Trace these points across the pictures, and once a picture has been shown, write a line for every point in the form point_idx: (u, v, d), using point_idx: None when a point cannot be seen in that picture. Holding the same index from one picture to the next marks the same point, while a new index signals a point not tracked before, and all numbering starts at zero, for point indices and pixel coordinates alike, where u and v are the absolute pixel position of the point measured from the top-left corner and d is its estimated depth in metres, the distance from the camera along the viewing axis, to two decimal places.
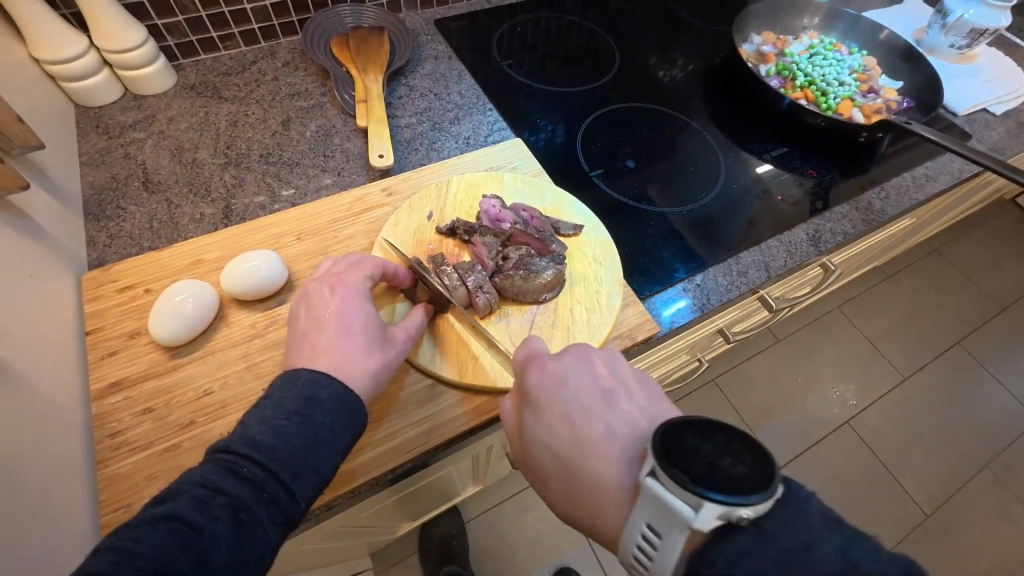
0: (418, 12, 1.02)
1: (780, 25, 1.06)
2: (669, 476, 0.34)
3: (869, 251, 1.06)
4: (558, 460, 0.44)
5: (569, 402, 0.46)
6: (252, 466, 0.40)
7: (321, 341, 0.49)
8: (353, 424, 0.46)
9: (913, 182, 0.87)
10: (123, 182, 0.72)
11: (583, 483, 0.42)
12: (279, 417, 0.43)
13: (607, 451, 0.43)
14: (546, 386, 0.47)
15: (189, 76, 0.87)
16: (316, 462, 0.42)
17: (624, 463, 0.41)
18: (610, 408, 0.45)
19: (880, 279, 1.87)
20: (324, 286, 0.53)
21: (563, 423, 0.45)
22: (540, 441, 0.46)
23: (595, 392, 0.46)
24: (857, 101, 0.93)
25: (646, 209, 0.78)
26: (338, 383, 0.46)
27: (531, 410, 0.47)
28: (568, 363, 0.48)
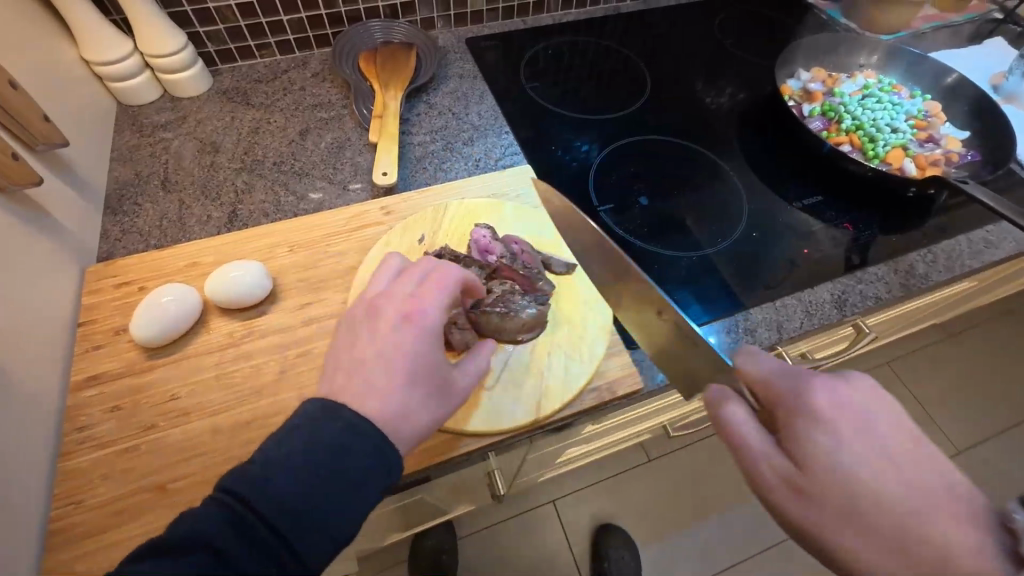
0: (451, 29, 1.03)
1: (832, 62, 0.98)
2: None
3: (915, 313, 0.96)
4: (865, 508, 0.33)
5: (875, 436, 0.35)
6: (262, 524, 0.36)
7: (377, 378, 0.44)
8: (385, 482, 0.41)
9: (969, 248, 0.77)
10: (143, 180, 0.75)
11: (930, 554, 0.31)
12: (303, 467, 0.38)
13: (936, 506, 0.32)
14: (845, 410, 0.36)
15: (224, 80, 0.90)
16: (329, 526, 0.38)
17: (979, 529, 0.31)
18: (909, 450, 0.35)
19: (937, 338, 1.70)
20: (398, 314, 0.47)
21: (864, 462, 0.34)
22: (822, 475, 0.35)
23: (905, 429, 0.36)
24: (911, 150, 0.84)
25: (656, 250, 0.73)
26: (381, 434, 0.41)
27: (818, 432, 0.36)
28: (852, 388, 0.37)
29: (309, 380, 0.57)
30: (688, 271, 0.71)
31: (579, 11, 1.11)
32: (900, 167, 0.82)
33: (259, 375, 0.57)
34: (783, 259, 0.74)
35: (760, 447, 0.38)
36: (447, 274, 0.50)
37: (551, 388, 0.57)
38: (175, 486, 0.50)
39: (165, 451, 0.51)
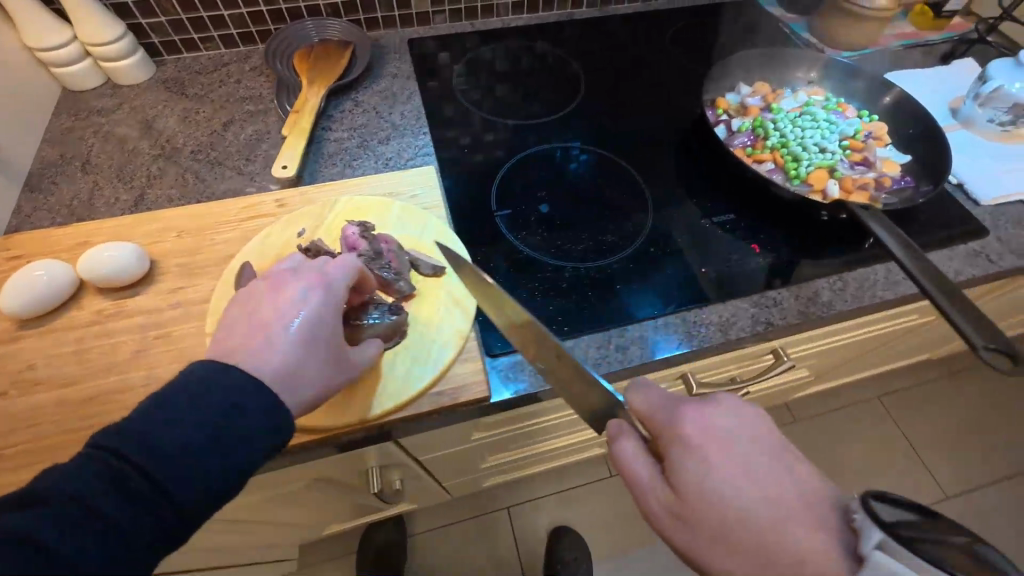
0: (397, 30, 1.03)
1: (775, 78, 0.95)
2: (903, 545, 0.32)
3: (844, 345, 0.92)
4: (729, 523, 0.37)
5: (743, 457, 0.40)
6: (141, 479, 0.37)
7: (273, 341, 0.45)
8: (275, 441, 0.42)
9: (885, 279, 0.72)
10: (66, 161, 0.79)
11: (782, 561, 0.35)
12: (190, 423, 0.39)
13: (809, 519, 0.37)
14: (708, 433, 0.41)
15: (166, 70, 0.94)
16: (215, 483, 0.39)
17: (837, 531, 0.36)
18: (792, 468, 0.40)
19: (919, 378, 1.60)
20: (300, 282, 0.49)
21: (747, 480, 0.39)
22: (704, 496, 0.39)
23: (765, 447, 0.41)
24: (839, 172, 0.80)
25: (543, 260, 0.72)
26: (273, 397, 0.43)
27: (683, 451, 0.41)
28: (728, 411, 0.43)
29: (160, 361, 0.58)
30: (569, 283, 0.70)
31: (530, 16, 1.09)
32: (823, 188, 0.77)
33: (115, 352, 0.59)
34: (675, 277, 0.71)
35: (638, 471, 0.42)
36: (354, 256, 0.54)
37: (389, 388, 0.57)
38: (8, 452, 0.53)
39: (9, 417, 0.55)
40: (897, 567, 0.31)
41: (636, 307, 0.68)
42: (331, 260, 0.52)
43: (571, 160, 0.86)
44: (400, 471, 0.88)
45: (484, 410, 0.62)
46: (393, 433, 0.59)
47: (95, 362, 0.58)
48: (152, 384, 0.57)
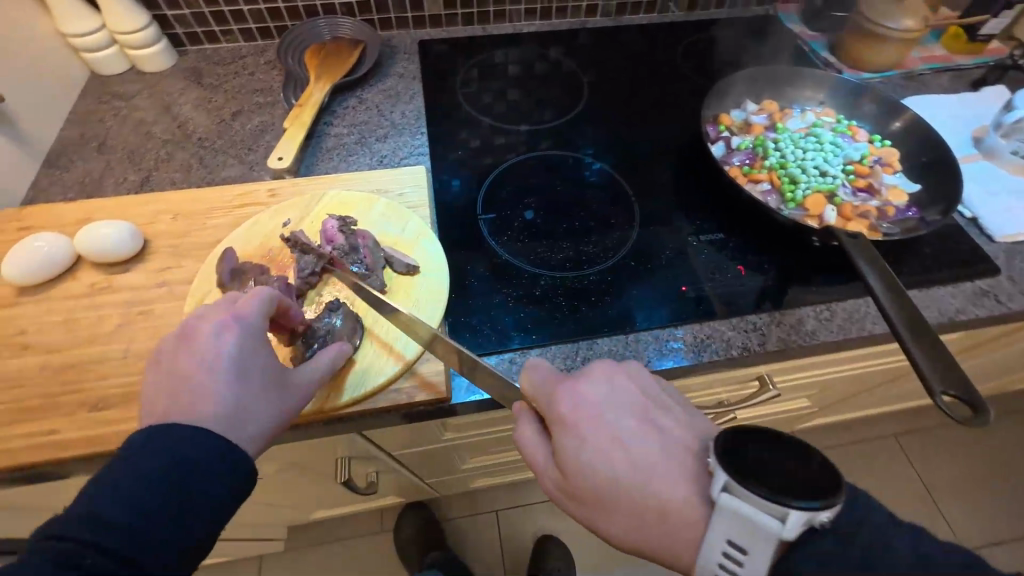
0: (409, 31, 1.05)
1: (783, 98, 0.93)
2: (744, 488, 0.38)
3: (842, 379, 0.87)
4: (609, 489, 0.45)
5: (614, 427, 0.47)
6: (99, 556, 0.38)
7: (203, 390, 0.46)
8: (236, 483, 0.44)
9: (876, 313, 0.69)
10: (84, 141, 0.84)
11: (647, 506, 0.44)
12: (139, 490, 0.41)
13: (667, 470, 0.44)
14: (581, 410, 0.48)
15: (188, 60, 0.98)
16: (183, 534, 0.42)
17: (691, 476, 0.44)
18: (657, 423, 0.48)
19: (938, 423, 1.50)
20: (213, 325, 0.49)
21: (616, 450, 0.46)
22: (586, 468, 0.46)
23: (634, 411, 0.48)
24: (839, 197, 0.77)
25: (520, 266, 0.72)
26: (221, 438, 0.44)
27: (564, 430, 0.47)
28: (598, 386, 0.49)
29: (139, 336, 0.62)
30: (543, 292, 0.69)
31: (543, 22, 1.09)
32: (819, 214, 0.75)
33: (100, 325, 0.63)
34: (652, 294, 0.70)
35: (537, 451, 0.50)
36: (263, 287, 0.54)
37: (349, 380, 0.60)
38: None
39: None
40: (736, 505, 0.38)
41: (608, 321, 0.67)
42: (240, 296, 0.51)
43: (585, 168, 0.86)
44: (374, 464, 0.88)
45: (442, 410, 0.63)
46: (351, 423, 0.61)
47: (81, 332, 0.62)
48: (128, 357, 0.60)
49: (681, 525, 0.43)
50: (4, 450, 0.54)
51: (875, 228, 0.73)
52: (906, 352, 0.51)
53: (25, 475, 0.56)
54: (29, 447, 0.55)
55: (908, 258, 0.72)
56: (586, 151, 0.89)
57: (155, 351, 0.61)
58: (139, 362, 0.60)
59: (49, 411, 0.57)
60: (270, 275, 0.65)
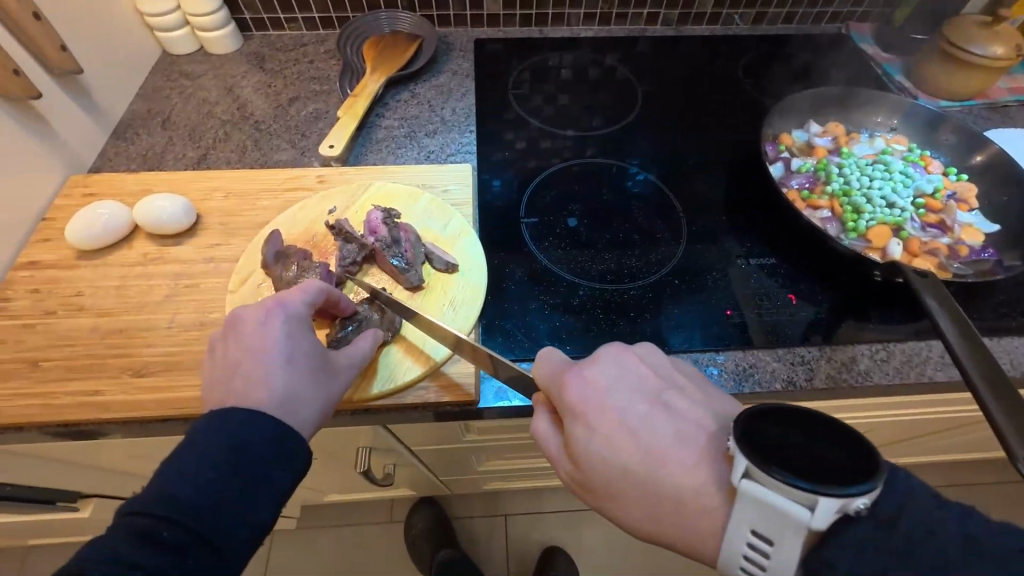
0: (466, 29, 1.06)
1: (851, 121, 0.88)
2: (768, 475, 0.34)
3: (889, 423, 0.81)
4: (622, 478, 0.44)
5: (624, 414, 0.45)
6: (173, 529, 0.38)
7: (256, 376, 0.47)
8: (294, 465, 0.45)
9: (939, 359, 0.64)
10: (150, 116, 0.88)
11: (663, 494, 0.42)
12: (204, 470, 0.41)
13: (681, 455, 0.43)
14: (591, 397, 0.46)
15: (252, 44, 1.01)
16: (247, 518, 0.41)
17: (708, 460, 0.42)
18: (669, 407, 0.46)
19: (985, 480, 1.40)
20: (260, 314, 0.50)
21: (627, 437, 0.44)
22: (597, 458, 0.45)
23: (645, 396, 0.46)
24: (906, 231, 0.72)
25: (559, 274, 0.70)
26: (275, 421, 0.45)
27: (575, 420, 0.46)
28: (607, 371, 0.47)
29: (184, 308, 0.64)
30: (580, 302, 0.68)
31: (601, 28, 1.08)
32: (883, 246, 0.70)
33: (149, 293, 0.65)
34: (694, 315, 0.67)
35: (550, 439, 0.49)
36: (310, 281, 0.55)
37: (381, 373, 0.59)
38: (45, 365, 0.59)
39: (52, 334, 0.61)
40: (760, 492, 0.35)
41: (645, 338, 0.65)
42: (287, 287, 0.53)
43: (627, 177, 0.84)
44: (392, 455, 0.88)
45: (468, 412, 0.62)
46: (377, 416, 0.61)
47: (132, 299, 0.64)
48: (172, 328, 0.62)
49: (700, 514, 0.41)
50: (52, 404, 0.57)
51: (944, 267, 0.68)
52: (979, 405, 0.46)
53: (68, 431, 0.58)
54: (74, 404, 0.57)
55: (977, 302, 0.67)
56: (634, 162, 0.87)
57: (198, 324, 0.62)
58: (181, 333, 0.62)
59: (96, 372, 0.59)
60: (312, 260, 0.65)
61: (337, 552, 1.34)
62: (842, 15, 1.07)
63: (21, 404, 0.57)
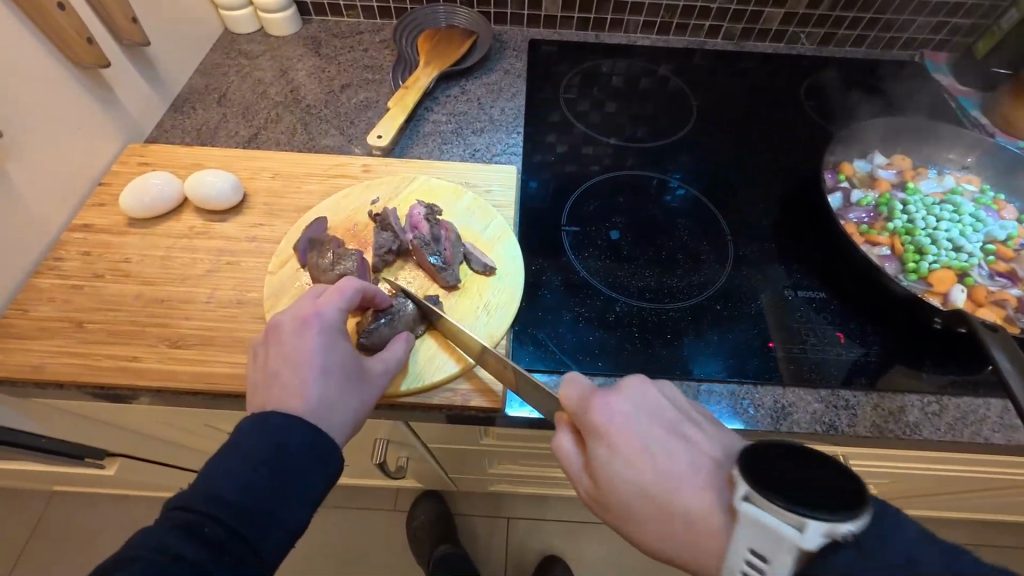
0: (522, 29, 1.04)
1: (919, 155, 0.84)
2: (768, 501, 0.33)
3: (927, 477, 0.77)
4: (638, 501, 0.42)
5: (645, 438, 0.43)
6: (215, 525, 0.39)
7: (293, 380, 0.48)
8: (327, 469, 0.45)
9: (996, 419, 0.60)
10: (207, 92, 0.90)
11: (677, 519, 0.40)
12: (246, 468, 0.42)
13: (695, 482, 0.41)
14: (615, 419, 0.44)
15: (310, 29, 1.02)
16: (283, 518, 0.42)
17: (715, 485, 0.41)
18: (687, 436, 0.44)
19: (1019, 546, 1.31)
20: (295, 321, 0.51)
21: (647, 462, 0.42)
22: (618, 480, 0.43)
23: (663, 422, 0.45)
24: (972, 277, 0.67)
25: (597, 286, 0.69)
26: (311, 427, 0.45)
27: (598, 443, 0.44)
28: (629, 394, 0.46)
29: (224, 284, 0.65)
30: (616, 318, 0.66)
31: (659, 37, 1.05)
32: (943, 292, 0.66)
33: (192, 266, 0.66)
34: (733, 343, 0.64)
35: (569, 455, 0.47)
36: (345, 282, 0.55)
37: (410, 370, 0.59)
38: (89, 326, 0.61)
39: (99, 297, 0.63)
40: (757, 515, 0.34)
41: (678, 361, 0.63)
42: (323, 294, 0.53)
43: (668, 192, 0.82)
44: (407, 450, 0.87)
45: (492, 419, 0.61)
46: (401, 412, 0.61)
47: (176, 271, 0.65)
48: (211, 303, 0.63)
49: (705, 537, 0.39)
50: (92, 366, 0.58)
51: (1011, 320, 0.63)
52: None
53: (104, 393, 0.59)
54: (112, 368, 0.58)
55: None
56: (674, 175, 0.84)
57: (235, 301, 0.63)
58: (219, 309, 0.62)
59: (135, 339, 0.60)
60: (346, 248, 0.65)
61: (340, 535, 1.35)
62: (917, 42, 1.02)
63: (64, 362, 0.58)
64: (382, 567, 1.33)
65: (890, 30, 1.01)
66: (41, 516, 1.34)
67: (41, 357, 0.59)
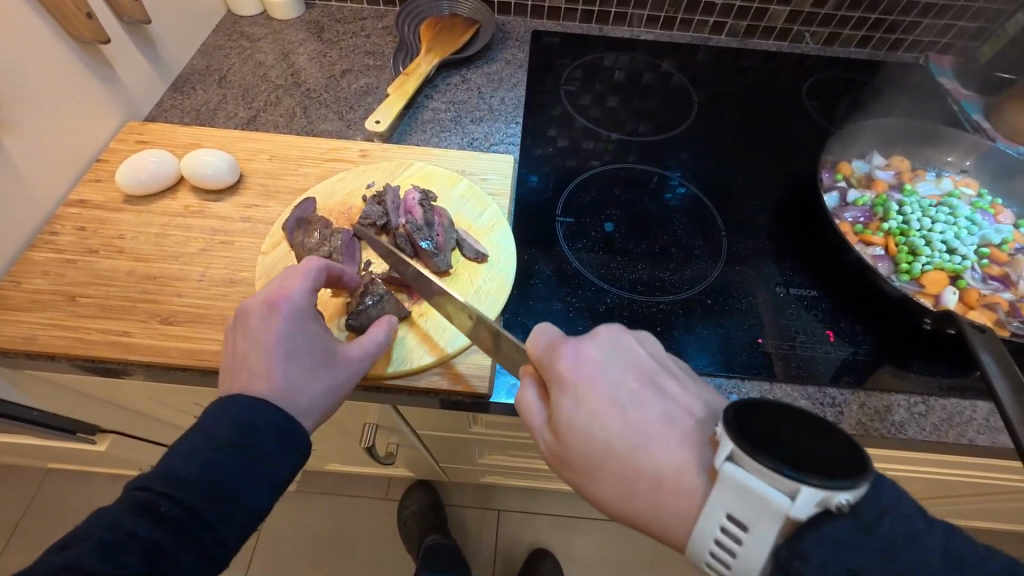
0: (526, 20, 1.04)
1: (918, 157, 0.84)
2: (752, 459, 0.32)
3: (916, 479, 0.77)
4: (604, 454, 0.42)
5: (614, 388, 0.43)
6: (172, 504, 0.39)
7: (259, 364, 0.48)
8: (293, 451, 0.46)
9: (982, 421, 0.60)
10: (208, 72, 0.90)
11: (644, 475, 0.40)
12: (208, 449, 0.42)
13: (668, 436, 0.41)
14: (581, 368, 0.44)
15: (312, 13, 1.02)
16: (244, 500, 0.42)
17: (689, 442, 0.40)
18: (663, 392, 0.44)
19: (1010, 554, 1.31)
20: (262, 305, 0.51)
21: (614, 413, 0.42)
22: (582, 429, 0.43)
23: (637, 374, 0.45)
24: (965, 280, 0.67)
25: (588, 278, 0.69)
26: (278, 410, 0.46)
27: (565, 394, 0.44)
28: (602, 345, 0.46)
29: (216, 263, 0.65)
30: (607, 310, 0.66)
31: (663, 32, 1.04)
32: (936, 294, 0.66)
33: (186, 245, 0.66)
34: (721, 338, 0.65)
35: (533, 410, 0.47)
36: (309, 262, 0.54)
37: (395, 355, 0.59)
38: (81, 301, 0.61)
39: (91, 273, 0.63)
40: (743, 477, 0.33)
41: (669, 354, 0.63)
42: (289, 274, 0.52)
43: (666, 188, 0.82)
44: (398, 436, 0.88)
45: (480, 405, 0.61)
46: (390, 395, 0.61)
47: (170, 249, 0.66)
48: (204, 281, 0.63)
49: (672, 494, 0.39)
50: (81, 339, 0.59)
51: (1002, 323, 0.63)
52: None
53: (95, 367, 0.60)
54: (103, 342, 0.58)
55: None
56: (673, 172, 0.84)
57: (227, 281, 0.64)
58: (211, 288, 0.63)
59: (125, 314, 0.60)
60: (334, 229, 0.65)
61: (332, 521, 1.36)
62: (923, 44, 1.02)
63: (54, 334, 0.59)
64: (371, 554, 1.34)
65: (896, 31, 1.00)
66: (36, 493, 1.35)
67: (32, 329, 0.59)
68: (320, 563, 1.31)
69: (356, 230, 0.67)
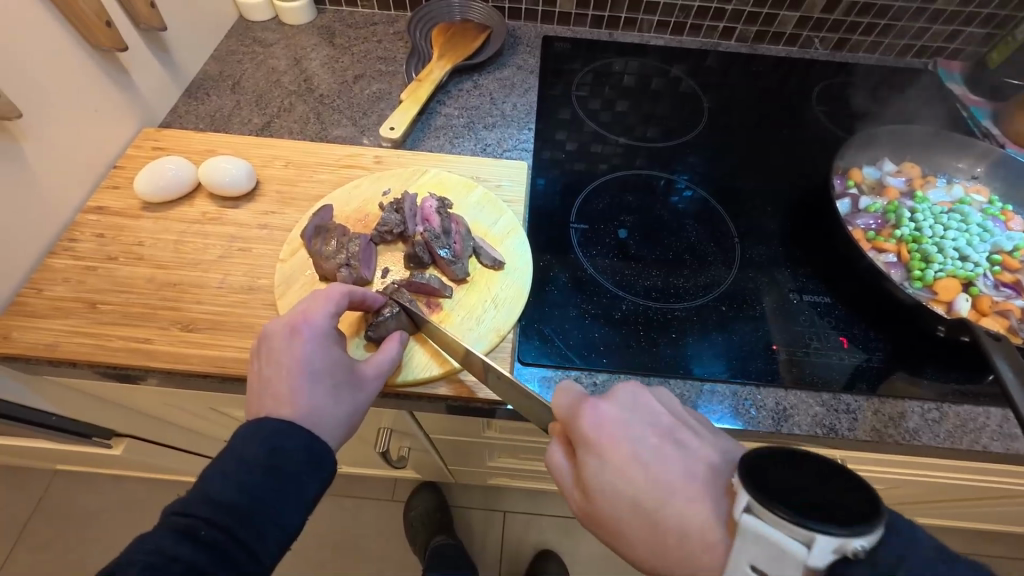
0: (536, 24, 1.04)
1: (929, 163, 0.84)
2: (771, 513, 0.32)
3: (926, 483, 0.77)
4: (630, 513, 0.42)
5: (637, 446, 0.43)
6: (211, 529, 0.41)
7: (284, 388, 0.48)
8: (322, 472, 0.47)
9: (996, 428, 0.61)
10: (221, 78, 0.90)
11: (669, 532, 0.40)
12: (241, 474, 0.43)
13: (688, 490, 0.41)
14: (605, 427, 0.44)
15: (323, 18, 1.02)
16: (279, 522, 0.44)
17: (708, 494, 0.40)
18: (682, 445, 0.44)
19: (1011, 555, 1.32)
20: (286, 330, 0.51)
21: (638, 472, 0.42)
22: (609, 491, 0.43)
23: (657, 428, 0.45)
24: (977, 287, 0.68)
25: (603, 283, 0.69)
26: (307, 433, 0.47)
27: (591, 454, 0.44)
28: (619, 403, 0.47)
29: (235, 270, 0.65)
30: (621, 316, 0.66)
31: (673, 37, 1.05)
32: (948, 301, 0.66)
33: (204, 252, 0.67)
34: (737, 344, 0.65)
35: (562, 470, 0.47)
36: (332, 287, 0.55)
37: (415, 362, 0.60)
38: (102, 308, 0.62)
39: (111, 280, 0.64)
40: (762, 527, 0.33)
41: (681, 361, 0.63)
42: (312, 300, 0.53)
43: (675, 193, 0.82)
44: (409, 439, 0.88)
45: (496, 411, 0.62)
46: (408, 402, 0.62)
47: (188, 256, 0.66)
48: (223, 289, 0.64)
49: (695, 549, 0.39)
50: (103, 346, 0.59)
51: (1015, 330, 0.64)
52: None
53: (114, 373, 0.60)
54: (124, 349, 0.59)
55: None
56: (681, 176, 0.85)
57: (246, 288, 0.64)
58: (230, 294, 0.63)
59: (146, 321, 0.61)
60: (351, 234, 0.66)
61: (340, 522, 1.37)
62: (932, 50, 1.02)
63: (75, 341, 0.59)
64: (378, 555, 1.34)
65: (905, 37, 1.01)
66: (44, 494, 1.35)
67: (53, 336, 0.60)
68: (327, 565, 1.32)
69: (373, 236, 0.67)
